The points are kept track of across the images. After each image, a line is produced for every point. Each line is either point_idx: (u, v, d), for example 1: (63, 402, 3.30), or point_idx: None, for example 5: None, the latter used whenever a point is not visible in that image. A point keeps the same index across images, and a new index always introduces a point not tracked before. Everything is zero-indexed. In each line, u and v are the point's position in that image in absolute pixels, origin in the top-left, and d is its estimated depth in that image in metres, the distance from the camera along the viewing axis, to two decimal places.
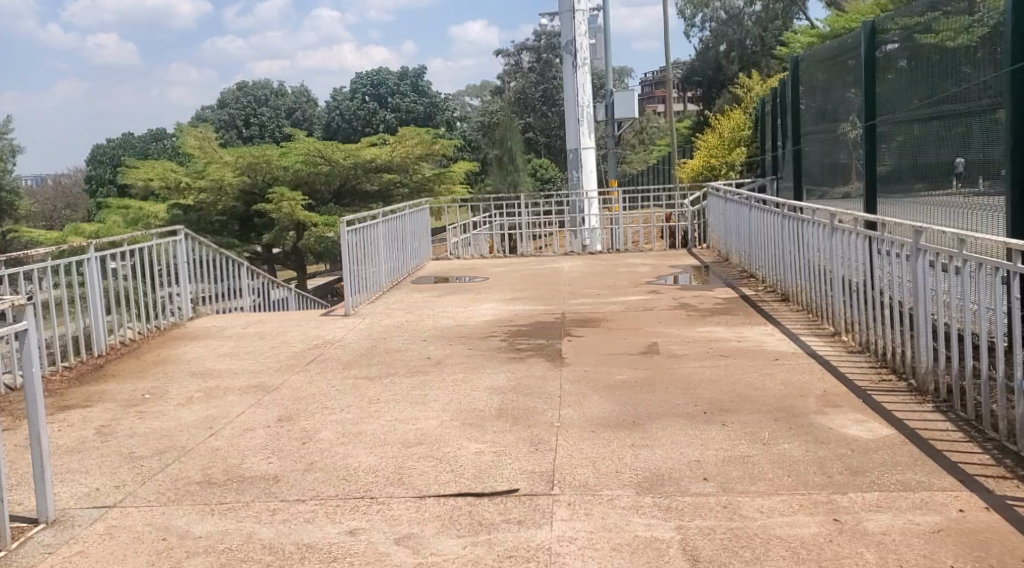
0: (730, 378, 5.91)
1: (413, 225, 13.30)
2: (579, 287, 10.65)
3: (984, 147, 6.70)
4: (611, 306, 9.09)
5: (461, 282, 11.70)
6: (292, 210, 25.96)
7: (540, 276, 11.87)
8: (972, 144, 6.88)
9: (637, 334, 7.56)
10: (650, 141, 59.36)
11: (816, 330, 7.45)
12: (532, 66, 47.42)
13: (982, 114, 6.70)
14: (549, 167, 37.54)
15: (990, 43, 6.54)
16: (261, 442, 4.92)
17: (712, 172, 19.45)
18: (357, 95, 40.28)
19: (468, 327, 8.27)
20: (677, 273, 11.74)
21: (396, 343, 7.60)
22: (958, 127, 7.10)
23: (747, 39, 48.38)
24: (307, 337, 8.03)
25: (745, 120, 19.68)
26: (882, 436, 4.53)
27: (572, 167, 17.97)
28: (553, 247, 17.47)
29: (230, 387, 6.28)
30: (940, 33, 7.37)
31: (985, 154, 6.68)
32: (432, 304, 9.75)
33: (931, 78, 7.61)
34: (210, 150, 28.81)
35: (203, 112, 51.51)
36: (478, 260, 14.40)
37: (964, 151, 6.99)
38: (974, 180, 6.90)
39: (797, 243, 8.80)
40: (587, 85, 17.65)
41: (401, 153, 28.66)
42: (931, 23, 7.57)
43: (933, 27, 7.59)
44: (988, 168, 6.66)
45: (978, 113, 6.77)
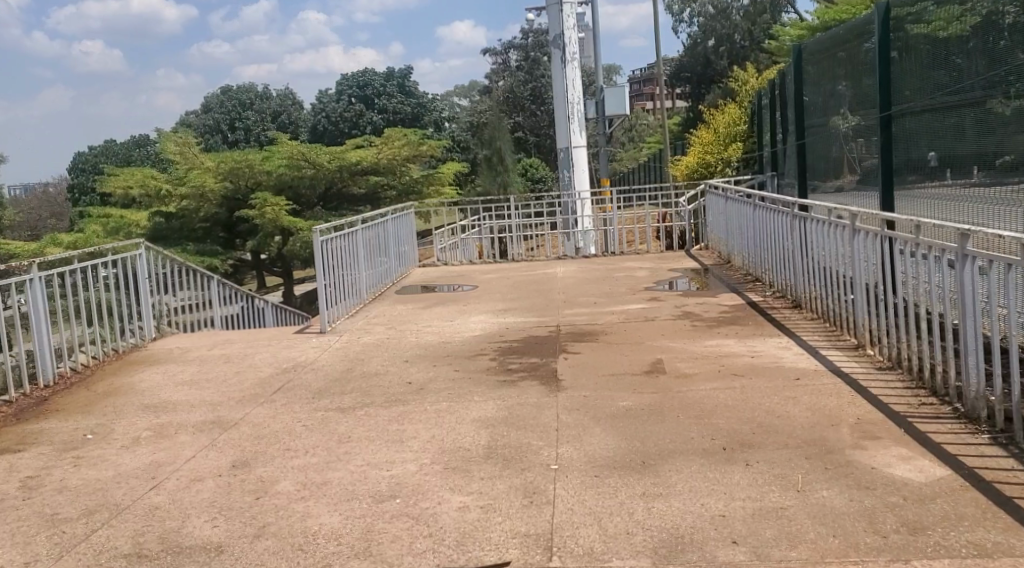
0: (749, 402, 5.22)
1: (397, 231, 12.55)
2: (574, 295, 9.96)
3: (979, 137, 6.72)
4: (609, 317, 8.40)
5: (448, 292, 10.98)
6: (276, 215, 25.22)
7: (532, 283, 11.18)
8: (965, 136, 6.93)
9: (639, 351, 6.86)
10: (641, 138, 58.76)
11: (836, 342, 6.73)
12: (520, 64, 46.73)
13: (976, 104, 6.76)
14: (540, 167, 36.75)
15: (982, 32, 6.63)
16: (208, 498, 4.21)
17: (708, 169, 18.83)
18: (343, 97, 39.60)
19: (455, 344, 7.58)
20: (676, 277, 11.06)
21: (375, 365, 6.91)
22: (951, 119, 7.16)
23: (736, 34, 47.74)
24: (277, 360, 7.32)
25: (741, 114, 19.05)
26: (938, 479, 3.86)
27: (563, 166, 17.27)
28: (545, 250, 16.78)
29: (185, 424, 5.56)
30: (933, 23, 7.37)
31: (980, 145, 6.70)
32: (416, 318, 9.05)
33: (929, 69, 7.51)
34: (191, 157, 28.03)
35: (187, 117, 50.70)
36: (468, 266, 13.53)
37: (958, 143, 7.03)
38: (968, 171, 6.91)
39: (808, 246, 8.08)
40: (577, 81, 16.98)
41: (388, 155, 27.95)
42: (923, 14, 7.54)
43: (925, 18, 7.56)
44: (984, 158, 6.66)
45: (973, 104, 6.83)
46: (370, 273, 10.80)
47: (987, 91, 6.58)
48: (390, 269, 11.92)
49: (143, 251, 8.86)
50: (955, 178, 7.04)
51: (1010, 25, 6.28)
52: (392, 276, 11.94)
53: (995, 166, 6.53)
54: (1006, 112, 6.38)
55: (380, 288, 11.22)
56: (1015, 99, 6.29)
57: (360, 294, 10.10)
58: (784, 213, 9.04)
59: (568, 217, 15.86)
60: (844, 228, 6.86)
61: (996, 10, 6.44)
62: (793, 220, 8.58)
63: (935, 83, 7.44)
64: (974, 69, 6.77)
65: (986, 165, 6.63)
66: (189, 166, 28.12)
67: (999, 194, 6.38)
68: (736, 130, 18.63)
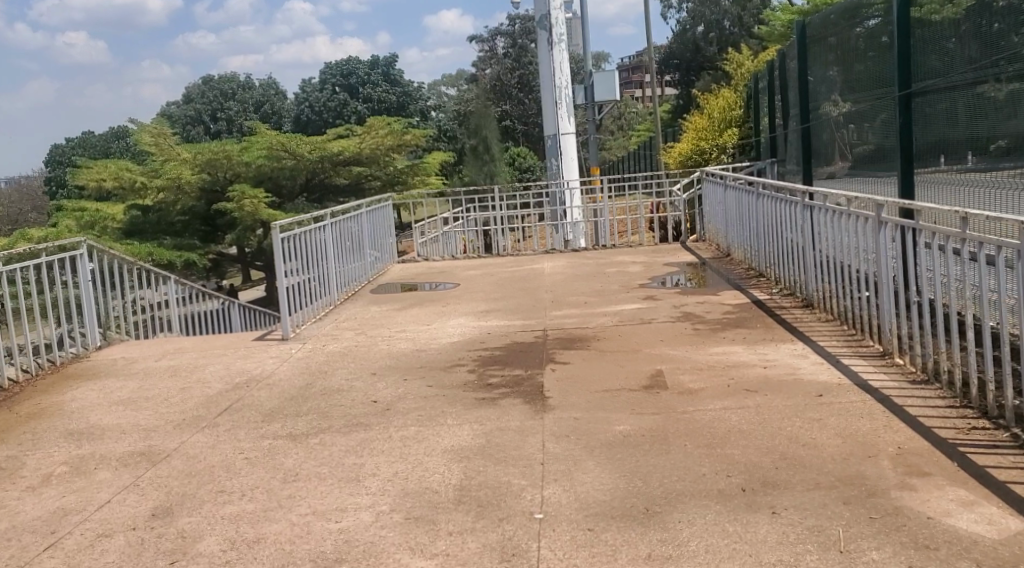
0: (769, 427, 4.45)
1: (373, 226, 11.71)
2: (563, 293, 9.19)
3: (973, 122, 6.52)
4: (602, 319, 7.64)
5: (427, 290, 10.16)
6: (255, 208, 24.35)
7: (517, 281, 10.39)
8: (957, 121, 6.75)
9: (636, 360, 6.09)
10: (630, 126, 57.98)
11: (859, 349, 5.91)
12: (507, 52, 45.30)
13: (968, 89, 6.55)
14: (529, 156, 35.86)
15: (976, 15, 6.40)
16: (113, 562, 3.43)
17: (702, 156, 18.00)
18: (328, 86, 38.64)
19: (430, 352, 6.80)
20: (673, 272, 10.29)
21: (339, 379, 6.12)
22: (942, 103, 6.97)
23: (725, 20, 47.01)
24: (230, 374, 6.51)
25: (736, 99, 18.22)
26: (1015, 535, 3.10)
27: (551, 154, 16.45)
28: (533, 243, 15.96)
29: (108, 456, 4.75)
30: (924, 6, 7.14)
31: (973, 130, 6.52)
32: (390, 321, 8.24)
33: (919, 54, 7.30)
34: (167, 148, 27.10)
35: (168, 108, 49.57)
36: (450, 261, 12.80)
37: (950, 128, 6.84)
38: (962, 156, 6.74)
39: (819, 239, 7.26)
40: (565, 65, 16.16)
41: (371, 145, 27.06)
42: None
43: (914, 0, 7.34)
44: (976, 144, 6.49)
45: (964, 89, 6.63)
46: (341, 268, 9.92)
47: (977, 75, 6.43)
48: (364, 266, 11.04)
49: (85, 249, 7.99)
50: (949, 162, 6.86)
51: (1002, 9, 6.05)
52: (366, 273, 11.08)
53: (988, 152, 6.35)
54: (998, 97, 6.19)
55: (352, 285, 10.35)
56: (1007, 83, 6.08)
57: (327, 291, 9.22)
58: (789, 202, 8.23)
59: (557, 207, 15.04)
60: (865, 220, 6.04)
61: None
62: (801, 210, 7.77)
63: (926, 69, 7.23)
64: (966, 52, 6.56)
65: (980, 150, 6.44)
66: (165, 158, 27.20)
67: (995, 179, 6.22)
68: (732, 115, 17.88)
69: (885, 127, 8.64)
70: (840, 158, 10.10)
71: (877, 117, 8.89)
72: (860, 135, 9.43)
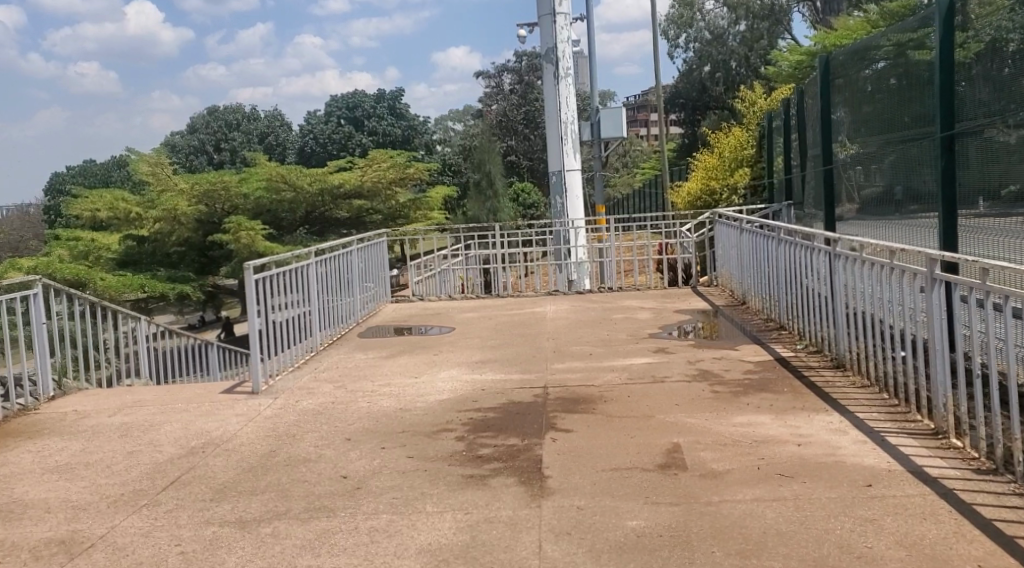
0: (814, 531, 3.67)
1: (363, 264, 10.96)
2: (566, 343, 8.43)
3: (983, 166, 6.23)
4: (608, 375, 6.87)
5: (419, 335, 9.39)
6: (252, 240, 23.73)
7: (517, 326, 9.61)
8: (968, 165, 6.47)
9: (648, 430, 5.32)
10: (634, 164, 57.62)
11: (904, 424, 5.10)
12: (513, 88, 45.05)
13: (978, 134, 6.28)
14: (533, 192, 35.28)
15: (987, 59, 6.12)
16: None
17: (713, 196, 17.35)
18: (332, 119, 38.32)
19: (415, 412, 6.03)
20: (685, 321, 9.53)
21: (308, 446, 5.35)
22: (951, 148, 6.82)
23: (732, 61, 46.50)
24: (188, 435, 5.74)
25: (748, 137, 17.49)
26: None
27: (556, 192, 15.74)
28: (534, 283, 15.19)
29: (20, 545, 3.97)
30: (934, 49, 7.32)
31: (984, 175, 6.22)
32: (375, 371, 7.47)
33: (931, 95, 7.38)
34: (165, 178, 26.52)
35: (172, 138, 49.35)
36: (446, 301, 12.05)
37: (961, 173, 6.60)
38: (973, 202, 6.44)
39: (851, 293, 6.49)
40: (571, 100, 15.55)
41: (373, 177, 26.39)
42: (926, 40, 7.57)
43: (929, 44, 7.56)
44: (990, 189, 6.15)
45: (973, 133, 6.38)
46: (325, 309, 9.11)
47: (987, 119, 6.17)
48: (351, 305, 10.23)
49: (39, 288, 7.18)
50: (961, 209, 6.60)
51: (1015, 53, 5.77)
52: (354, 314, 10.28)
53: (999, 198, 6.03)
54: (1008, 141, 5.90)
55: (337, 326, 9.55)
56: (1017, 128, 5.79)
57: (307, 334, 8.39)
58: (814, 250, 7.49)
59: (561, 246, 14.30)
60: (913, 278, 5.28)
61: (1002, 37, 5.93)
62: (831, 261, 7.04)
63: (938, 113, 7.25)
64: (977, 95, 6.32)
65: (991, 195, 6.12)
66: (163, 188, 26.64)
67: (1009, 226, 5.87)
68: (744, 155, 17.11)
69: (895, 170, 8.46)
70: (849, 201, 9.93)
71: (886, 159, 8.75)
72: (869, 178, 9.27)
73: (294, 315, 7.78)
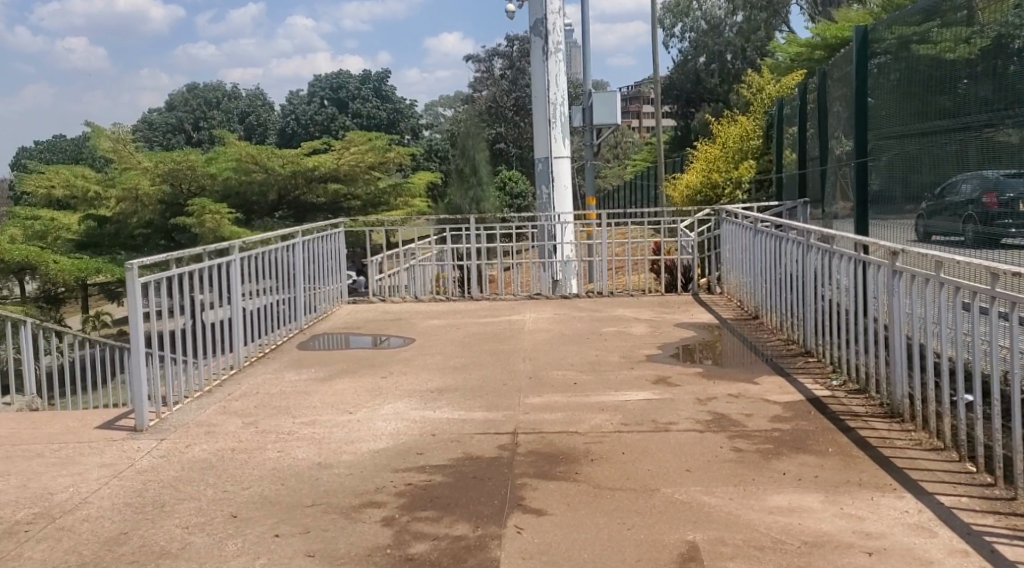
0: None
1: (310, 259, 9.31)
2: (546, 366, 6.88)
3: (981, 167, 5.99)
4: (597, 418, 5.34)
5: (371, 350, 7.80)
6: (217, 224, 22.05)
7: (488, 340, 8.08)
8: (968, 167, 6.17)
9: (650, 515, 3.80)
10: (624, 155, 56.25)
11: (1012, 522, 3.59)
12: (504, 74, 43.27)
13: (977, 132, 6.06)
14: (520, 180, 33.81)
15: (991, 55, 5.90)
16: None
17: (715, 191, 15.81)
18: (315, 99, 36.79)
19: (336, 471, 4.49)
20: (688, 337, 8.00)
21: (172, 530, 3.81)
22: (947, 147, 6.54)
23: (728, 52, 45.10)
24: (19, 501, 4.17)
25: (755, 126, 15.84)
26: None
27: (541, 181, 14.13)
28: (515, 283, 13.55)
29: None
30: (939, 43, 6.73)
31: (981, 175, 5.95)
32: (303, 401, 5.90)
33: (927, 92, 6.99)
34: (126, 154, 24.70)
35: (149, 114, 47.51)
36: (412, 302, 10.46)
37: (957, 172, 6.34)
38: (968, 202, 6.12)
39: (919, 323, 4.93)
40: (562, 78, 13.88)
41: (350, 161, 24.57)
42: (930, 33, 6.94)
43: (932, 38, 6.95)
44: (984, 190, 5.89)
45: (973, 132, 6.13)
46: (252, 312, 7.56)
47: (986, 118, 5.96)
48: (294, 306, 8.67)
49: None
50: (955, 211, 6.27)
51: (1018, 49, 5.53)
52: (296, 317, 8.72)
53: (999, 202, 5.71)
54: (1009, 140, 5.64)
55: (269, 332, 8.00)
56: (1018, 127, 5.54)
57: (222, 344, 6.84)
58: (860, 261, 5.93)
59: (545, 244, 12.71)
60: (1013, 306, 3.80)
61: (1008, 32, 5.67)
62: (881, 279, 5.53)
63: (932, 109, 6.88)
64: None
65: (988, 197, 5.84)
66: (125, 167, 24.82)
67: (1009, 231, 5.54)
68: (749, 146, 15.58)
69: (887, 169, 7.77)
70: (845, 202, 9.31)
71: (881, 157, 8.01)
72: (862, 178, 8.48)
73: (200, 325, 6.23)
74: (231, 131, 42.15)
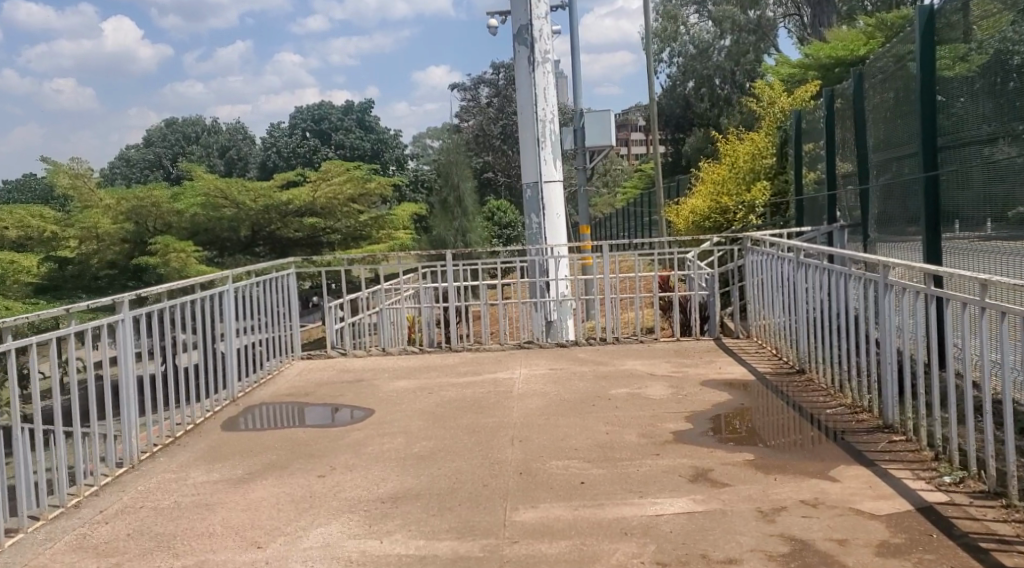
0: None
1: (245, 310, 7.59)
2: (541, 451, 5.13)
3: (986, 185, 5.83)
4: (615, 552, 3.62)
5: (315, 430, 6.01)
6: (183, 263, 20.19)
7: (467, 409, 6.32)
8: (971, 185, 6.01)
9: None
10: (614, 183, 55.06)
11: None
12: (490, 101, 42.06)
13: (980, 148, 5.90)
14: (509, 209, 32.16)
15: (991, 71, 5.71)
16: None
17: (725, 215, 14.13)
18: (297, 131, 35.53)
19: None
20: (724, 401, 6.24)
21: None
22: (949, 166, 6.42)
23: (717, 77, 43.73)
24: None
25: (768, 143, 14.09)
26: None
27: (530, 209, 12.52)
28: (504, 327, 11.65)
29: None
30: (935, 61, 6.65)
31: (986, 193, 5.82)
32: (199, 528, 4.15)
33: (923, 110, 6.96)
34: (86, 191, 22.79)
35: (127, 151, 46.06)
36: (378, 355, 8.68)
37: (962, 192, 6.18)
38: (978, 222, 6.00)
39: None
40: (551, 92, 12.24)
41: (327, 194, 22.64)
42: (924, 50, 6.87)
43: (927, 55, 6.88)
44: (995, 209, 5.72)
45: (976, 150, 5.99)
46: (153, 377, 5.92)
47: (988, 134, 5.82)
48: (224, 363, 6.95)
49: None
50: (964, 230, 6.13)
51: (1017, 66, 5.35)
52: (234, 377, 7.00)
53: (1006, 219, 5.58)
54: (1010, 157, 5.51)
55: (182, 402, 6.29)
56: (1021, 143, 5.41)
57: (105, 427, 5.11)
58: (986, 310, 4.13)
59: (537, 281, 10.89)
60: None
61: (1006, 48, 5.46)
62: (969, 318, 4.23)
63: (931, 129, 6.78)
64: None
65: (999, 217, 5.67)
66: (88, 206, 22.74)
67: (1019, 249, 5.38)
68: (762, 166, 13.86)
69: (893, 191, 7.77)
70: (895, 224, 7.75)
71: (887, 177, 8.06)
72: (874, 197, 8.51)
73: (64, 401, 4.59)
74: (210, 166, 40.57)
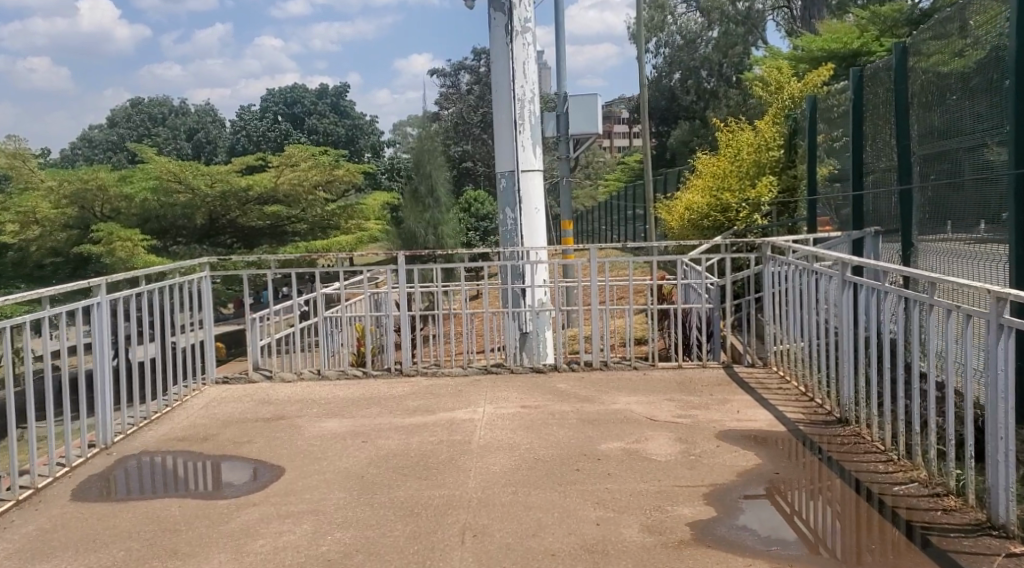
0: None
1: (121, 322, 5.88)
2: (504, 555, 3.56)
3: (978, 188, 5.83)
4: None
5: (196, 503, 4.38)
6: (130, 253, 18.16)
7: (408, 472, 4.70)
8: (965, 187, 6.02)
9: None
10: (596, 175, 53.45)
11: None
12: (471, 88, 40.41)
13: (975, 149, 5.92)
14: (487, 200, 30.39)
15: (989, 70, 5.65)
16: None
17: (726, 214, 12.47)
18: (267, 114, 33.75)
19: None
20: (755, 467, 4.66)
21: None
22: (943, 166, 6.46)
23: (704, 68, 42.06)
24: None
25: (775, 132, 12.54)
26: None
27: (504, 202, 10.83)
28: (473, 340, 9.86)
29: None
30: (930, 55, 6.69)
31: (979, 196, 5.81)
32: None
33: (916, 106, 7.03)
34: (25, 170, 20.67)
35: (91, 133, 43.74)
36: (309, 382, 7.02)
37: (955, 196, 6.19)
38: (971, 223, 5.99)
39: None
40: (531, 67, 10.65)
41: (291, 179, 20.66)
42: (920, 44, 6.97)
43: (920, 50, 6.99)
44: (989, 213, 5.68)
45: (971, 150, 5.99)
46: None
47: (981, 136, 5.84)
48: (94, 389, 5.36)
49: None
50: (958, 231, 6.12)
51: None
52: (115, 407, 5.43)
53: (999, 221, 5.54)
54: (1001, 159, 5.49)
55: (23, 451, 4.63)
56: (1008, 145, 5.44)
57: None
58: None
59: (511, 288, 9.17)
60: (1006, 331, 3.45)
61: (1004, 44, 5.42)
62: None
63: (925, 125, 6.88)
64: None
65: (991, 219, 5.64)
66: (28, 188, 20.62)
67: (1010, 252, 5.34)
68: (768, 158, 12.32)
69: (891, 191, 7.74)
70: (931, 221, 6.59)
71: (882, 176, 8.11)
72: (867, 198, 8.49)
73: None
74: (176, 151, 38.43)
